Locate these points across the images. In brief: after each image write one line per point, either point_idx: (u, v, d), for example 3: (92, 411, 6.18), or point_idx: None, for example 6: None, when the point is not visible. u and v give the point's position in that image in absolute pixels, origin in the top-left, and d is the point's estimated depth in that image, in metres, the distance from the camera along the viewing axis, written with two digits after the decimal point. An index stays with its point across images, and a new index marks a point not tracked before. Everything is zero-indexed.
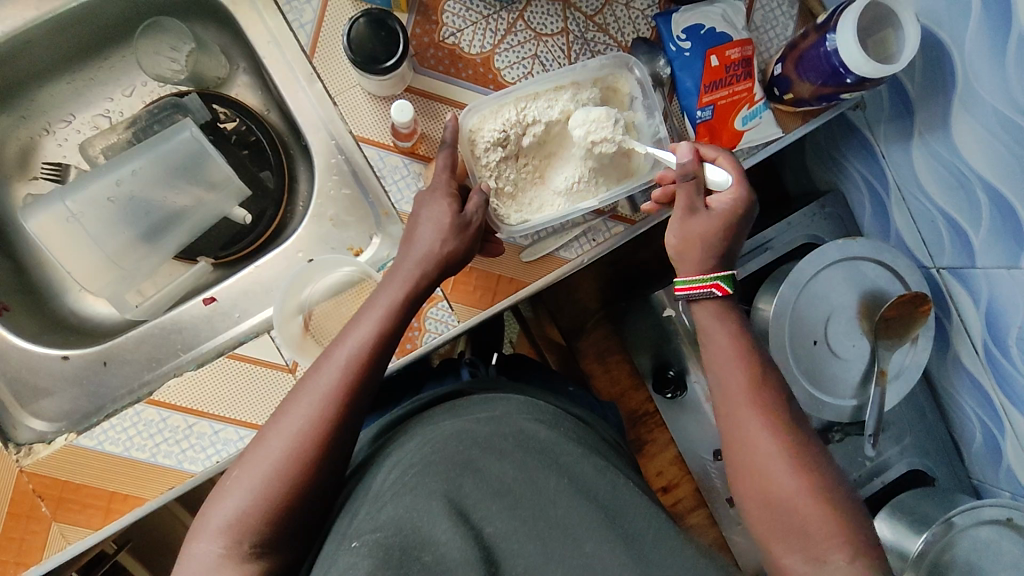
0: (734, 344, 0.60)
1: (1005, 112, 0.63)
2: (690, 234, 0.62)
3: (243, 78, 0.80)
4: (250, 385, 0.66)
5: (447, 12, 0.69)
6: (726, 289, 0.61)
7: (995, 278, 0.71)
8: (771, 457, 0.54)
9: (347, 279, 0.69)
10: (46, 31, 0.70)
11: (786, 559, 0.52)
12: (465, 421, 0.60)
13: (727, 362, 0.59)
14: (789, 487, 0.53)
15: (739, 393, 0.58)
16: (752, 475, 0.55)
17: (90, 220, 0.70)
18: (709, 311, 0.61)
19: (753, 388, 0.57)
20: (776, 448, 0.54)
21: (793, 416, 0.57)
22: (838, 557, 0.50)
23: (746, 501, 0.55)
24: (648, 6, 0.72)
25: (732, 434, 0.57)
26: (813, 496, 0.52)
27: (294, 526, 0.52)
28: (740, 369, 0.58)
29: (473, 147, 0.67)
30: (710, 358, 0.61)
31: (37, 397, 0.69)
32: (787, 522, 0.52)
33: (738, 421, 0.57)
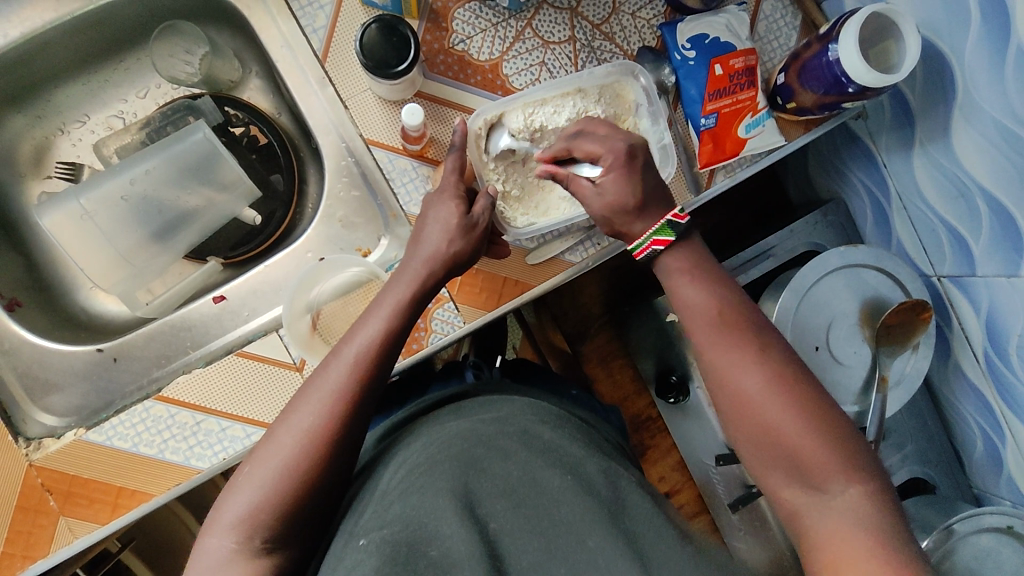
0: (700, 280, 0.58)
1: (1005, 123, 0.64)
2: (604, 216, 0.61)
3: (255, 82, 0.81)
4: (257, 383, 0.67)
5: (457, 19, 0.70)
6: (666, 239, 0.59)
7: (995, 287, 0.72)
8: (753, 392, 0.53)
9: (354, 279, 0.70)
10: (63, 34, 0.72)
11: (787, 492, 0.53)
12: (467, 421, 0.61)
13: (698, 304, 0.58)
14: (778, 424, 0.52)
15: (711, 336, 0.56)
16: (740, 415, 0.54)
17: (103, 218, 0.71)
18: (665, 260, 0.60)
19: (722, 323, 0.56)
20: (756, 383, 0.53)
21: (769, 341, 0.55)
22: (834, 484, 0.50)
23: (740, 441, 0.55)
24: (654, 16, 0.73)
25: (711, 375, 0.56)
26: (800, 424, 0.52)
27: (304, 521, 0.53)
28: (709, 310, 0.57)
29: (491, 137, 0.69)
30: (681, 301, 0.59)
31: (47, 392, 0.70)
32: (783, 457, 0.52)
33: (716, 366, 0.55)
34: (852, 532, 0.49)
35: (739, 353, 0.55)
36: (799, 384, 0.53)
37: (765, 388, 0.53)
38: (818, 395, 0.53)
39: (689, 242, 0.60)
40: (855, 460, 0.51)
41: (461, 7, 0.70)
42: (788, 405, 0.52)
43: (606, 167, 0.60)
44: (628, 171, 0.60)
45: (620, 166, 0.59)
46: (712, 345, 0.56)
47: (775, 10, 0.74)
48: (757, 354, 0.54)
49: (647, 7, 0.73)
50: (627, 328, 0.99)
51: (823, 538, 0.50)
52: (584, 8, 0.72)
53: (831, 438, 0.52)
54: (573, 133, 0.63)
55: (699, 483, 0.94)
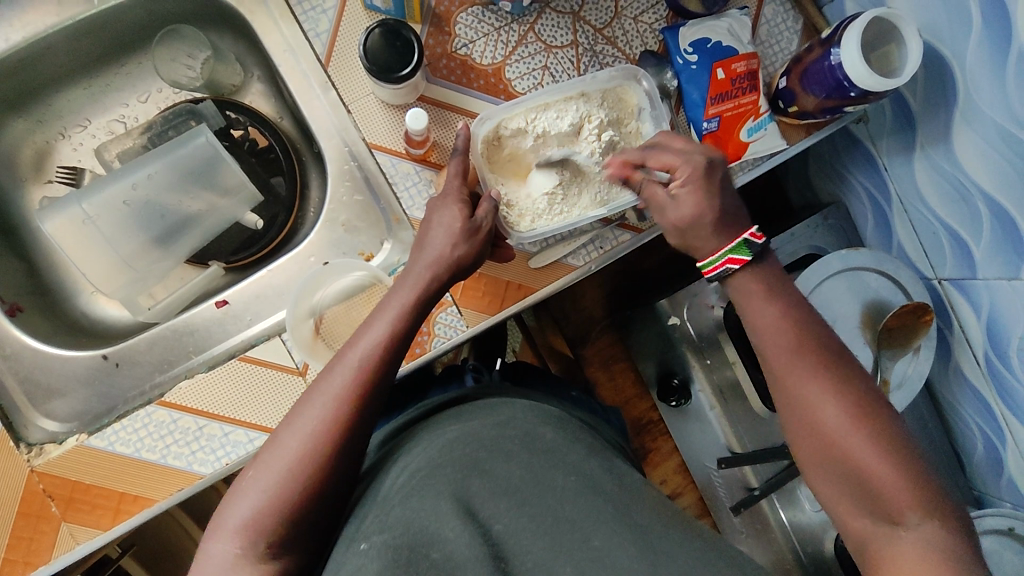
0: (778, 301, 0.59)
1: (1006, 126, 0.64)
2: (677, 227, 0.63)
3: (257, 86, 0.81)
4: (259, 387, 0.67)
5: (460, 24, 0.70)
6: (742, 258, 0.60)
7: (996, 289, 0.72)
8: (834, 420, 0.53)
9: (358, 283, 0.69)
10: (65, 38, 0.71)
11: (859, 524, 0.53)
12: (473, 422, 0.60)
13: (777, 328, 0.58)
14: (858, 454, 0.52)
15: (791, 363, 0.56)
16: (815, 440, 0.54)
17: (105, 222, 0.71)
18: (744, 283, 0.60)
19: (803, 348, 0.56)
20: (837, 411, 0.53)
21: (851, 371, 0.56)
22: (912, 517, 0.50)
23: (812, 469, 0.55)
24: (657, 20, 0.73)
25: (787, 399, 0.56)
26: (881, 455, 0.52)
27: (311, 528, 0.53)
28: (789, 337, 0.57)
29: (502, 137, 0.69)
30: (758, 325, 0.59)
31: (49, 398, 0.70)
32: (859, 488, 0.52)
33: (795, 393, 0.55)
34: (930, 568, 0.48)
35: (820, 379, 0.55)
36: (879, 418, 0.53)
37: (847, 417, 0.53)
38: (899, 431, 0.53)
39: (766, 261, 0.61)
40: (933, 499, 0.51)
41: (463, 12, 0.70)
42: (868, 435, 0.52)
43: (683, 179, 0.61)
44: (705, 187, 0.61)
45: (699, 178, 0.61)
46: (793, 370, 0.56)
47: (776, 14, 0.75)
48: (839, 383, 0.55)
49: (649, 11, 0.73)
50: (629, 331, 0.98)
51: (893, 569, 0.50)
52: (587, 12, 0.72)
53: (911, 474, 0.51)
54: (649, 144, 0.64)
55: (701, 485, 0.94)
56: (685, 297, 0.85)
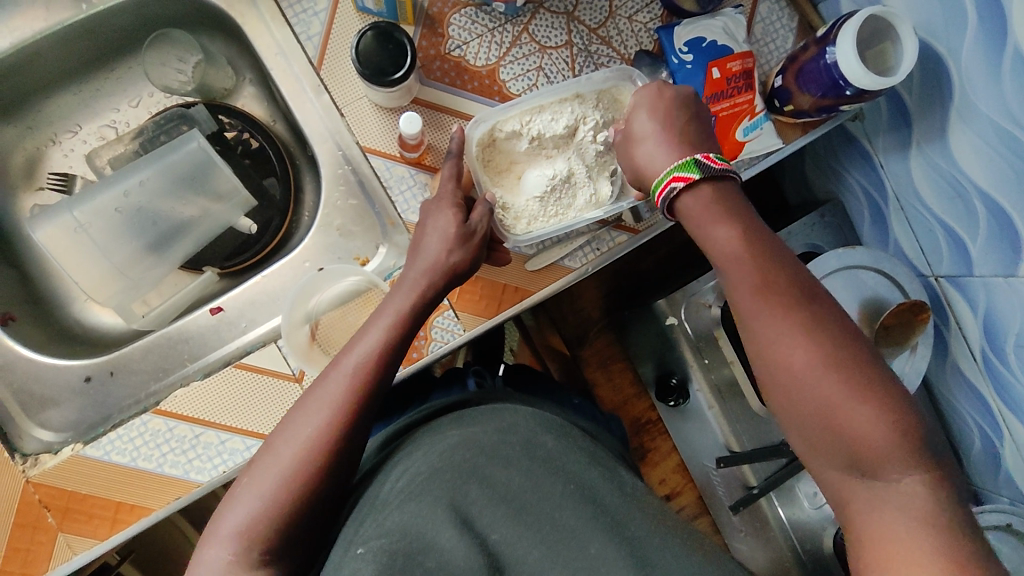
0: (738, 233, 0.55)
1: (1002, 124, 0.64)
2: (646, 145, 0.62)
3: (249, 89, 0.81)
4: (256, 395, 0.66)
5: (453, 25, 0.70)
6: (688, 176, 0.57)
7: (992, 286, 0.72)
8: (802, 366, 0.51)
9: (354, 288, 0.69)
10: (54, 43, 0.71)
11: (830, 472, 0.51)
12: (473, 427, 0.59)
13: (738, 263, 0.55)
14: (825, 399, 0.50)
15: (754, 301, 0.53)
16: (782, 386, 0.52)
17: (98, 231, 0.70)
18: (700, 207, 0.57)
19: (766, 286, 0.53)
20: (805, 356, 0.51)
21: (818, 307, 0.52)
22: (889, 467, 0.48)
23: (782, 415, 0.53)
24: (652, 19, 0.73)
25: (755, 342, 0.54)
26: (853, 402, 0.49)
27: (304, 533, 0.52)
28: (752, 272, 0.54)
29: (497, 139, 0.68)
30: (722, 258, 0.56)
31: (44, 408, 0.69)
32: (828, 435, 0.50)
33: (760, 334, 0.53)
34: (906, 530, 0.47)
35: (790, 324, 0.52)
36: (850, 358, 0.50)
37: (815, 363, 0.50)
38: (874, 369, 0.50)
39: (722, 184, 0.57)
40: (908, 444, 0.49)
41: (457, 13, 0.70)
42: (839, 380, 0.50)
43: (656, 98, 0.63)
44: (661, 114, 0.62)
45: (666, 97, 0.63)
46: (758, 313, 0.53)
47: (771, 12, 0.74)
48: (809, 327, 0.51)
49: (644, 11, 0.73)
50: (627, 332, 0.99)
51: (872, 524, 0.48)
52: (581, 12, 0.72)
53: (888, 416, 0.49)
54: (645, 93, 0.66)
55: (700, 485, 0.94)
56: (682, 297, 0.85)
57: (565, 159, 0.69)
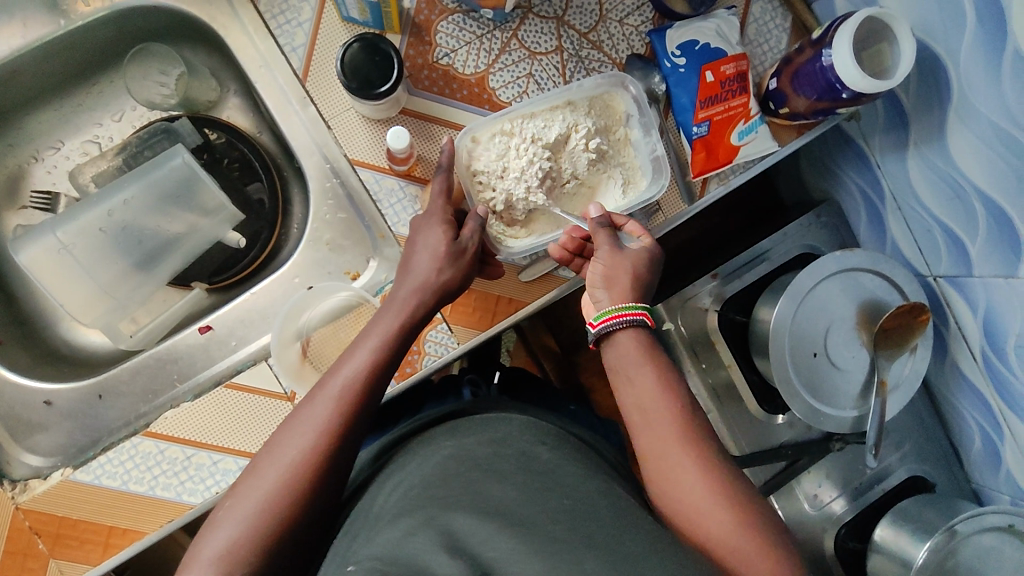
0: (657, 367, 0.57)
1: (1001, 125, 0.62)
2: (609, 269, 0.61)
3: (234, 100, 0.79)
4: (247, 414, 0.65)
5: (441, 33, 0.68)
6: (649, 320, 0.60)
7: (992, 287, 0.71)
8: (703, 499, 0.51)
9: (344, 304, 0.68)
10: (33, 59, 0.69)
11: None
12: (467, 439, 0.59)
13: (647, 392, 0.56)
14: (722, 531, 0.50)
15: (661, 433, 0.54)
16: (683, 517, 0.52)
17: (81, 250, 0.69)
18: (624, 343, 0.58)
19: (680, 417, 0.55)
20: (704, 493, 0.51)
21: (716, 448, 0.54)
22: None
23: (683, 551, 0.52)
24: (643, 22, 0.72)
25: (658, 470, 0.54)
26: (748, 537, 0.50)
27: (285, 558, 0.50)
28: (659, 404, 0.55)
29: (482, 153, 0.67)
30: (632, 392, 0.57)
31: (32, 432, 0.68)
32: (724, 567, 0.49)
33: (664, 464, 0.53)
34: None
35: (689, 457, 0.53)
36: (742, 497, 0.52)
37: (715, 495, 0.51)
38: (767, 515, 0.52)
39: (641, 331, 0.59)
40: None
41: (444, 20, 0.68)
42: (736, 516, 0.50)
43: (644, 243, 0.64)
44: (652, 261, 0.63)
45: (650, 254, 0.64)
46: (663, 444, 0.54)
47: (764, 12, 0.73)
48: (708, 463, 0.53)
49: (635, 14, 0.71)
50: None
51: None
52: (571, 16, 0.70)
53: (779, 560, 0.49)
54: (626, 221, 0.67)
55: None
56: (679, 304, 0.86)
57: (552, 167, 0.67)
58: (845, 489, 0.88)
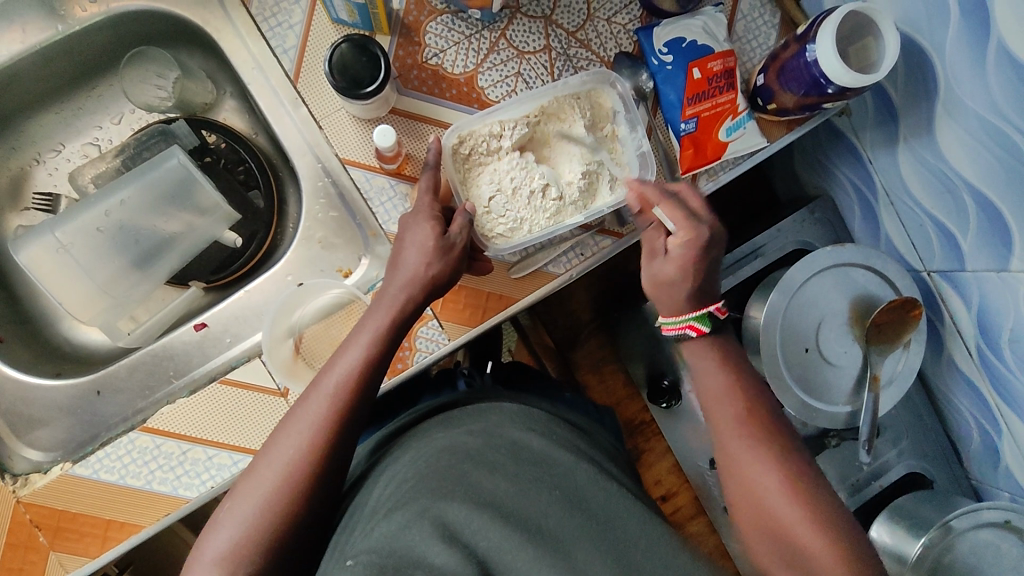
0: (725, 376, 0.62)
1: (989, 119, 0.62)
2: (655, 278, 0.64)
3: (230, 103, 0.81)
4: (240, 409, 0.66)
5: (430, 33, 0.69)
6: (703, 329, 0.62)
7: (984, 281, 0.71)
8: (772, 489, 0.55)
9: (336, 301, 0.69)
10: (33, 63, 0.71)
11: None
12: (461, 437, 0.56)
13: (718, 392, 0.61)
14: (789, 516, 0.54)
15: (731, 426, 0.59)
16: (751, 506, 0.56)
17: (80, 249, 0.71)
18: (697, 349, 0.63)
19: (742, 417, 0.59)
20: (772, 480, 0.56)
21: (787, 443, 0.58)
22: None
23: (749, 535, 0.56)
24: (630, 20, 0.72)
25: (727, 466, 0.59)
26: (809, 524, 0.53)
27: (293, 551, 0.51)
28: (730, 402, 0.60)
29: (473, 152, 0.68)
30: (704, 390, 0.62)
31: (32, 427, 0.70)
32: (787, 551, 0.53)
33: (734, 456, 0.58)
34: None
35: (759, 451, 0.57)
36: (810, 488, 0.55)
37: (777, 488, 0.55)
38: (838, 513, 0.54)
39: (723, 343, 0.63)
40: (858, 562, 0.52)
41: (433, 21, 0.69)
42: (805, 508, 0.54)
43: (683, 243, 0.62)
44: (699, 257, 0.63)
45: (697, 247, 0.62)
46: (735, 435, 0.58)
47: (753, 9, 0.73)
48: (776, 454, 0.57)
49: (622, 12, 0.72)
50: (617, 333, 0.99)
51: None
52: (559, 15, 0.71)
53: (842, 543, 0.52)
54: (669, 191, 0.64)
55: (695, 485, 0.92)
56: None
57: (530, 171, 0.67)
58: (842, 486, 0.86)
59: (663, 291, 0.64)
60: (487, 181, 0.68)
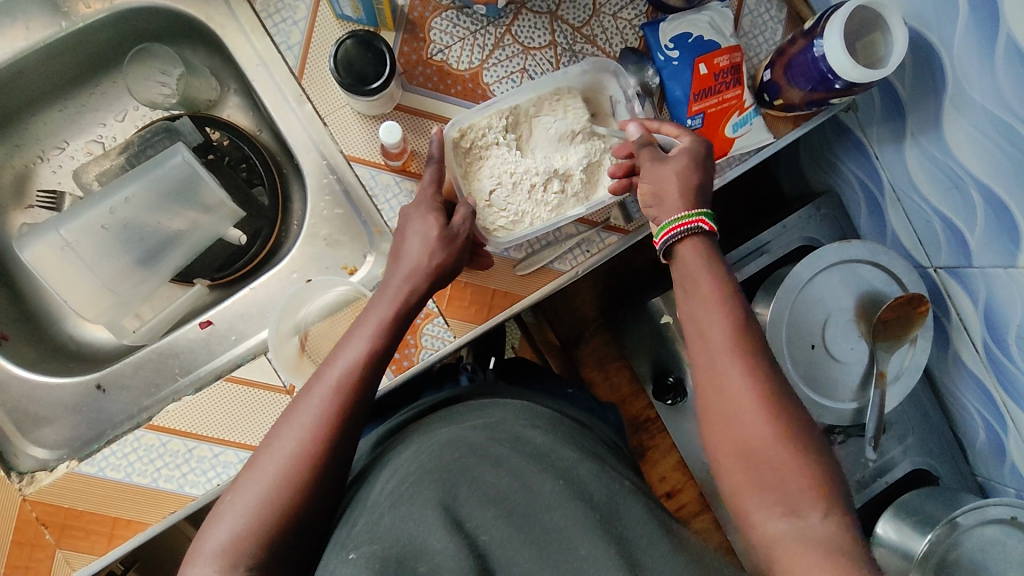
0: (719, 290, 0.56)
1: (997, 113, 0.62)
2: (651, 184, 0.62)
3: (234, 99, 0.81)
4: (247, 408, 0.66)
5: (435, 29, 0.69)
6: (710, 224, 0.59)
7: (992, 277, 0.70)
8: (752, 405, 0.52)
9: (342, 298, 0.69)
10: (37, 60, 0.71)
11: (758, 514, 0.50)
12: (466, 428, 0.55)
13: (707, 300, 0.56)
14: (767, 439, 0.51)
15: (716, 335, 0.55)
16: (728, 423, 0.53)
17: (85, 246, 0.71)
18: (689, 250, 0.59)
19: (731, 330, 0.55)
20: (755, 400, 0.52)
21: (770, 361, 0.54)
22: (812, 514, 0.49)
23: (721, 458, 0.53)
24: (636, 16, 0.72)
25: (709, 377, 0.55)
26: (787, 448, 0.51)
27: (292, 545, 0.51)
28: (720, 310, 0.56)
29: (474, 146, 0.67)
30: (692, 293, 0.58)
31: (38, 426, 0.70)
32: (762, 479, 0.51)
33: (719, 372, 0.54)
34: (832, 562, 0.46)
35: (744, 367, 0.53)
36: (790, 411, 0.52)
37: (761, 406, 0.52)
38: (812, 436, 0.52)
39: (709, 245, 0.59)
40: (831, 495, 0.50)
41: (438, 17, 0.69)
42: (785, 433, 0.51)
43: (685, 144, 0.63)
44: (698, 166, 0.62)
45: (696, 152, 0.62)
46: (721, 347, 0.54)
47: (759, 5, 0.73)
48: (760, 371, 0.53)
49: (628, 8, 0.72)
50: (622, 330, 0.99)
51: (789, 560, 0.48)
52: (564, 11, 0.71)
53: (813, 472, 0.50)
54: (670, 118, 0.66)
55: (701, 482, 0.92)
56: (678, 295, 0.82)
57: (531, 164, 0.67)
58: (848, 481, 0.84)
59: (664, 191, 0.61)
60: (487, 175, 0.67)
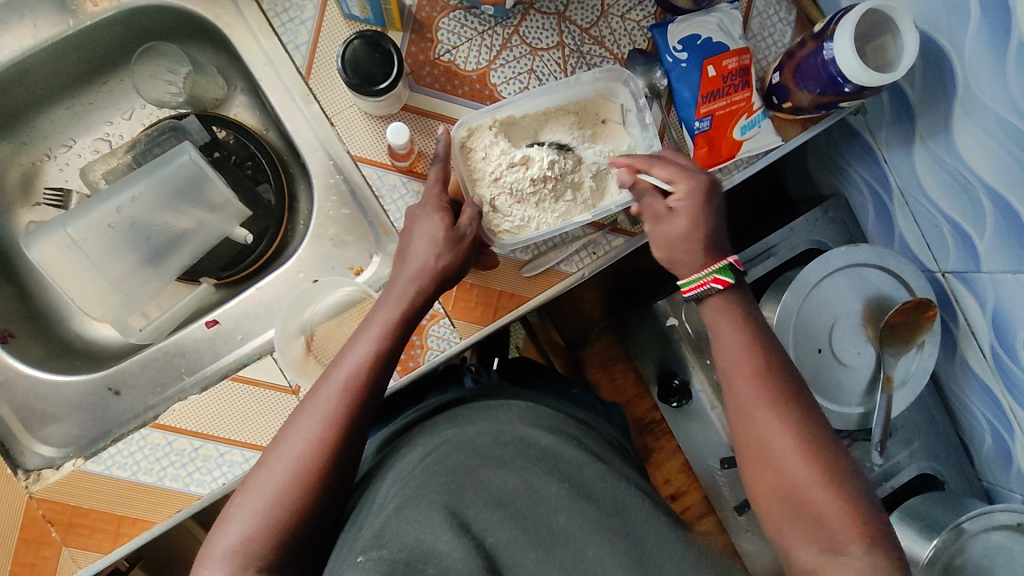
0: (749, 338, 0.59)
1: (1006, 118, 0.61)
2: (665, 242, 0.63)
3: (240, 99, 0.81)
4: (252, 408, 0.66)
5: (442, 29, 0.69)
6: (727, 280, 0.61)
7: (1001, 282, 0.70)
8: (788, 449, 0.54)
9: (348, 299, 0.69)
10: (44, 58, 0.71)
11: (800, 551, 0.52)
12: (469, 428, 0.54)
13: (737, 349, 0.59)
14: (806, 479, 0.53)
15: (748, 383, 0.57)
16: (765, 465, 0.55)
17: (91, 245, 0.71)
18: (718, 304, 0.61)
19: (760, 378, 0.57)
20: (790, 443, 0.54)
21: (806, 404, 0.56)
22: (855, 550, 0.51)
23: (760, 499, 0.55)
24: (644, 17, 0.72)
25: (743, 423, 0.57)
26: (827, 487, 0.52)
27: (303, 548, 0.51)
28: (749, 359, 0.58)
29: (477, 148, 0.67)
30: (720, 343, 0.60)
31: (44, 423, 0.70)
32: (802, 518, 0.53)
33: (752, 418, 0.56)
34: None
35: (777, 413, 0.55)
36: (828, 451, 0.54)
37: (797, 449, 0.54)
38: (852, 473, 0.54)
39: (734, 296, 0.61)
40: (873, 530, 0.52)
41: (446, 17, 0.69)
42: (823, 473, 0.53)
43: (683, 197, 0.62)
44: (703, 209, 0.62)
45: (699, 196, 0.62)
46: (753, 394, 0.56)
47: (768, 6, 0.72)
48: (795, 416, 0.55)
49: (636, 9, 0.71)
50: (627, 332, 0.99)
51: None
52: (572, 12, 0.70)
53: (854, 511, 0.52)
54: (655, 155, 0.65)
55: (706, 485, 0.92)
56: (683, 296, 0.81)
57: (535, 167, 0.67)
58: None
59: (677, 249, 0.62)
60: (489, 182, 0.66)
